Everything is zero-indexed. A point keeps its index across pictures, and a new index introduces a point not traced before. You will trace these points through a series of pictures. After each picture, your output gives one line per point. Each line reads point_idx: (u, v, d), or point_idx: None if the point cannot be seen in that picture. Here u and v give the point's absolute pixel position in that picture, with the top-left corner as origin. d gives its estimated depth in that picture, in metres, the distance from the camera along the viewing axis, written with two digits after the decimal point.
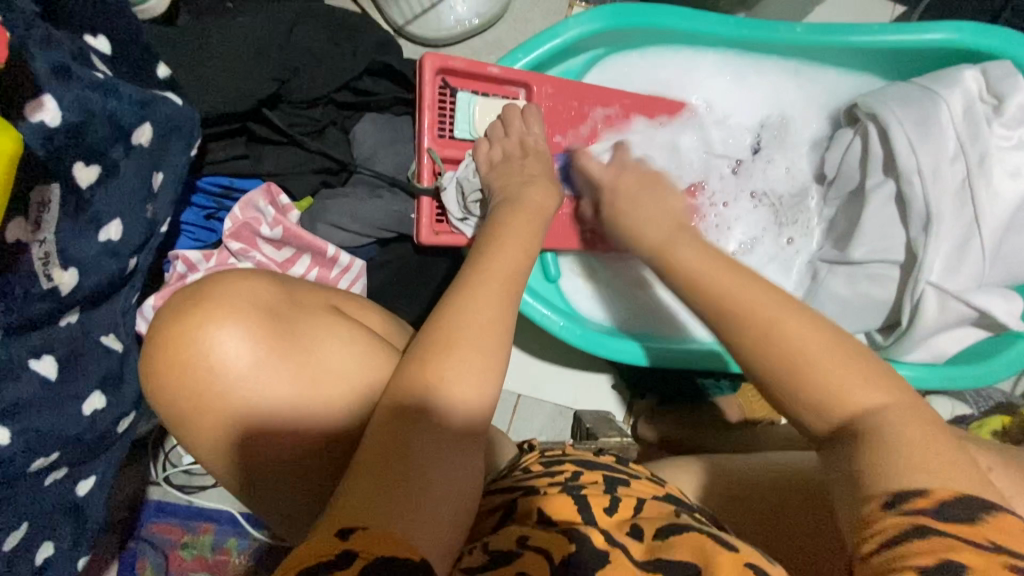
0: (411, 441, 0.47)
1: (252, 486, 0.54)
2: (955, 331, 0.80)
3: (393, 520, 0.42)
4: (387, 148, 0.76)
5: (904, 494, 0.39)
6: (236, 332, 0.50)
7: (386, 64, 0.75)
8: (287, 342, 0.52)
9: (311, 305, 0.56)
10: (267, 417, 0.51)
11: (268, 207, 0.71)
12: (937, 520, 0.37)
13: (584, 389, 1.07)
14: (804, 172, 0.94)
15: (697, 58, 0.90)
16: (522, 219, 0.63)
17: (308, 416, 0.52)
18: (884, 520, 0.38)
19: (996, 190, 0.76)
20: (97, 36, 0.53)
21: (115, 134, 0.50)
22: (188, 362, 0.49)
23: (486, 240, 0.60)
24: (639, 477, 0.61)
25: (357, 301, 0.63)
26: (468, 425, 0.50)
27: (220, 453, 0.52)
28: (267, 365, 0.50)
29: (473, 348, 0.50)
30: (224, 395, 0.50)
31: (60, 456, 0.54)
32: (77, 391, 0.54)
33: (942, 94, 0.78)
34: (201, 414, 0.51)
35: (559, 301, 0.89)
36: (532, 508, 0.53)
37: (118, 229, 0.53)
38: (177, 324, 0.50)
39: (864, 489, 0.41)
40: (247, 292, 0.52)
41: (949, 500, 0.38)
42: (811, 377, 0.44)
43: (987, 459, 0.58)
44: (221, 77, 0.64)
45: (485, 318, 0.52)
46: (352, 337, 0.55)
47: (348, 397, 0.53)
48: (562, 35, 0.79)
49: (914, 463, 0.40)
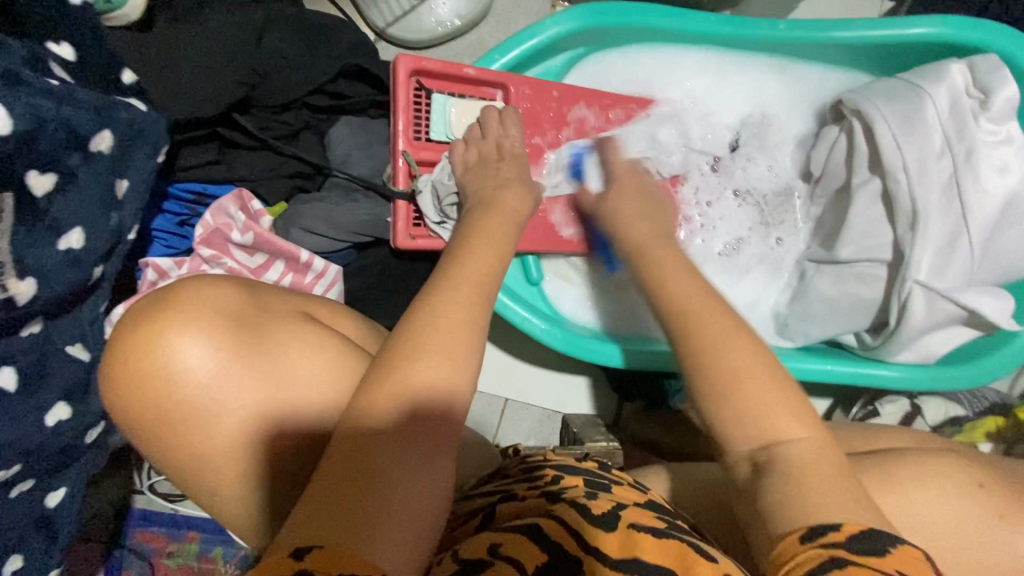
0: (378, 453, 0.46)
1: (212, 496, 0.52)
2: (943, 331, 0.78)
3: (352, 534, 0.41)
4: (361, 150, 0.76)
5: (817, 530, 0.39)
6: (196, 341, 0.49)
7: (360, 66, 0.74)
8: (249, 350, 0.50)
9: (279, 310, 0.55)
10: (229, 426, 0.50)
11: (239, 213, 0.70)
12: (852, 551, 0.38)
13: (572, 393, 1.06)
14: (790, 170, 0.93)
15: (679, 56, 0.89)
16: (495, 224, 0.62)
17: (272, 427, 0.51)
18: (801, 553, 0.38)
19: (983, 185, 0.74)
20: (61, 43, 0.53)
21: (72, 142, 0.49)
22: (147, 372, 0.48)
23: (459, 245, 0.59)
24: (621, 483, 0.60)
25: (329, 305, 0.62)
26: (436, 434, 0.48)
27: (182, 464, 0.51)
28: (233, 374, 0.50)
29: (441, 354, 0.49)
30: (185, 405, 0.49)
31: (23, 468, 0.53)
32: (40, 403, 0.53)
33: (928, 90, 0.76)
34: (160, 426, 0.50)
35: (540, 304, 0.88)
36: (509, 513, 0.53)
37: (80, 237, 0.52)
38: (140, 332, 0.49)
39: (774, 531, 0.41)
40: (211, 299, 0.51)
41: (857, 533, 0.39)
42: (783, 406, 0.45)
43: (975, 473, 0.57)
44: (190, 82, 0.63)
45: (456, 324, 0.51)
46: (319, 344, 0.54)
47: (313, 405, 0.52)
48: (539, 35, 0.78)
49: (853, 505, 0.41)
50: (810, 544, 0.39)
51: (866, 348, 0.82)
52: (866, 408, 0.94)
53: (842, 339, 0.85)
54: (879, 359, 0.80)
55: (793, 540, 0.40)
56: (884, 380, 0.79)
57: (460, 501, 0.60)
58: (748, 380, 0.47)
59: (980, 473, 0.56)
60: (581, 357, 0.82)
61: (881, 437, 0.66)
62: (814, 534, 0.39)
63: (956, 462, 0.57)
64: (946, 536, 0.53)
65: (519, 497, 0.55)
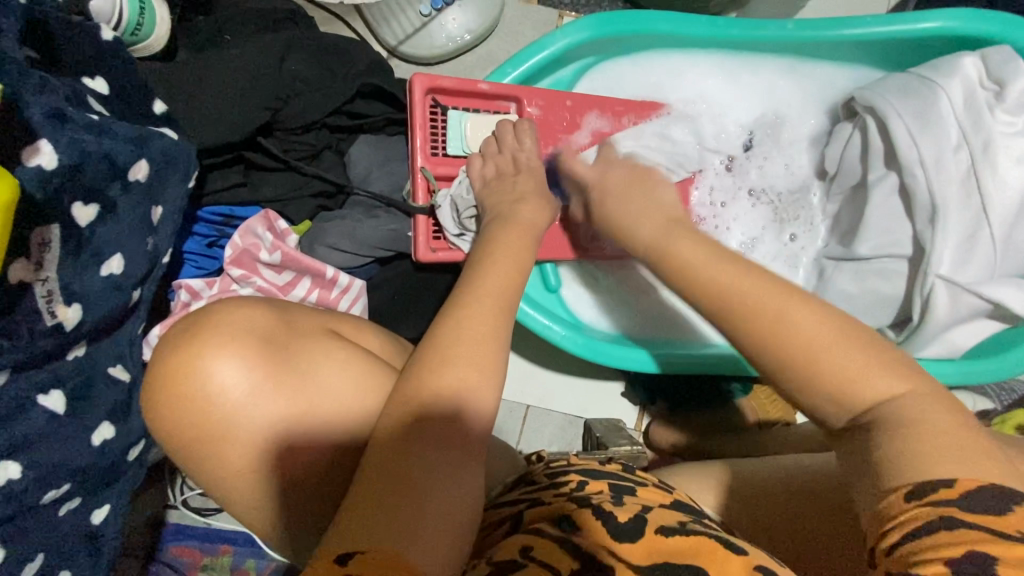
0: (411, 464, 0.47)
1: (253, 510, 0.54)
2: (969, 324, 0.78)
3: (392, 543, 0.42)
4: (380, 168, 0.77)
5: (927, 486, 0.39)
6: (232, 362, 0.51)
7: (377, 86, 0.76)
8: (282, 368, 0.52)
9: (307, 328, 0.57)
10: (268, 443, 0.52)
11: (267, 233, 0.71)
12: (967, 510, 0.38)
13: (592, 398, 1.07)
14: (805, 168, 0.93)
15: (688, 60, 0.90)
16: (515, 236, 0.63)
17: (308, 443, 0.53)
18: (907, 510, 0.39)
19: (1002, 177, 0.74)
20: (96, 78, 0.56)
21: (112, 173, 0.51)
22: (188, 392, 0.50)
23: (478, 257, 0.60)
24: (646, 485, 0.61)
25: (353, 322, 0.64)
26: (466, 445, 0.50)
27: (224, 480, 0.53)
28: (266, 392, 0.51)
29: (467, 365, 0.51)
30: (224, 424, 0.51)
31: (72, 487, 0.55)
32: (86, 423, 0.55)
33: (941, 83, 0.76)
34: (202, 446, 0.51)
35: (560, 311, 0.88)
36: (538, 517, 0.54)
37: (120, 263, 0.55)
38: (176, 355, 0.51)
39: (885, 480, 0.41)
40: (242, 320, 0.53)
41: (975, 491, 0.38)
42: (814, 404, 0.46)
43: None
44: (215, 109, 0.66)
45: (477, 335, 0.52)
46: (347, 359, 0.55)
47: (346, 420, 0.54)
48: (549, 47, 0.79)
49: (937, 457, 0.40)
50: (918, 502, 0.39)
51: None
52: None
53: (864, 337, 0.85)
54: (905, 354, 0.80)
55: (900, 495, 0.40)
56: None
57: (488, 509, 0.61)
58: (773, 381, 0.47)
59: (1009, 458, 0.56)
60: (600, 362, 0.83)
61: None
62: (927, 491, 0.39)
63: None
64: None
65: (547, 501, 0.56)
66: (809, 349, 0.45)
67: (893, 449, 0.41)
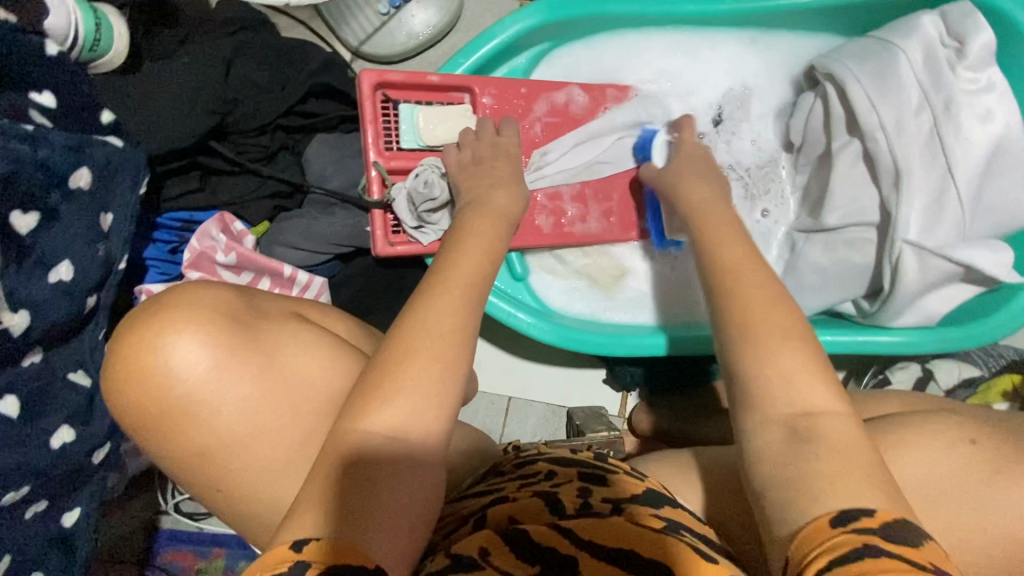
0: (368, 453, 0.46)
1: (204, 494, 0.55)
2: (943, 290, 0.76)
3: (347, 523, 0.43)
4: (335, 165, 0.78)
5: (847, 516, 0.40)
6: (197, 341, 0.50)
7: (328, 85, 0.77)
8: (247, 348, 0.52)
9: (274, 314, 0.57)
10: (230, 423, 0.52)
11: (221, 235, 0.72)
12: (884, 538, 0.39)
13: (575, 387, 1.06)
14: (773, 141, 0.91)
15: (645, 38, 0.88)
16: (486, 220, 0.62)
17: (270, 424, 0.53)
18: (834, 537, 0.39)
19: (966, 135, 0.72)
20: (42, 92, 0.58)
21: (50, 181, 0.54)
22: (149, 370, 0.50)
23: (450, 243, 0.58)
24: (618, 472, 0.62)
25: (325, 309, 0.64)
26: (427, 435, 0.47)
27: (175, 468, 0.53)
28: (232, 373, 0.51)
29: (427, 357, 0.48)
30: (186, 402, 0.51)
31: (32, 490, 0.57)
32: (43, 427, 0.57)
33: (899, 44, 0.74)
34: (163, 423, 0.51)
35: (529, 300, 0.88)
36: (502, 515, 0.55)
37: (69, 270, 0.56)
38: (140, 332, 0.50)
39: (803, 512, 0.42)
40: (206, 302, 0.53)
41: (892, 522, 0.40)
42: (801, 398, 0.47)
43: (967, 430, 0.57)
44: (163, 116, 0.67)
45: (439, 332, 0.49)
46: (313, 341, 0.56)
47: (308, 401, 0.54)
48: (499, 35, 0.79)
49: (853, 486, 0.42)
50: (842, 529, 0.40)
51: (866, 315, 0.79)
52: (876, 377, 0.91)
53: (841, 308, 0.83)
54: (879, 325, 0.78)
55: (823, 524, 0.40)
56: (884, 346, 0.77)
57: (452, 501, 0.62)
58: None
59: (973, 431, 0.56)
60: (571, 347, 0.83)
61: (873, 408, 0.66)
62: (847, 519, 0.40)
63: (948, 427, 0.57)
64: (942, 498, 0.53)
65: (511, 498, 0.57)
66: None
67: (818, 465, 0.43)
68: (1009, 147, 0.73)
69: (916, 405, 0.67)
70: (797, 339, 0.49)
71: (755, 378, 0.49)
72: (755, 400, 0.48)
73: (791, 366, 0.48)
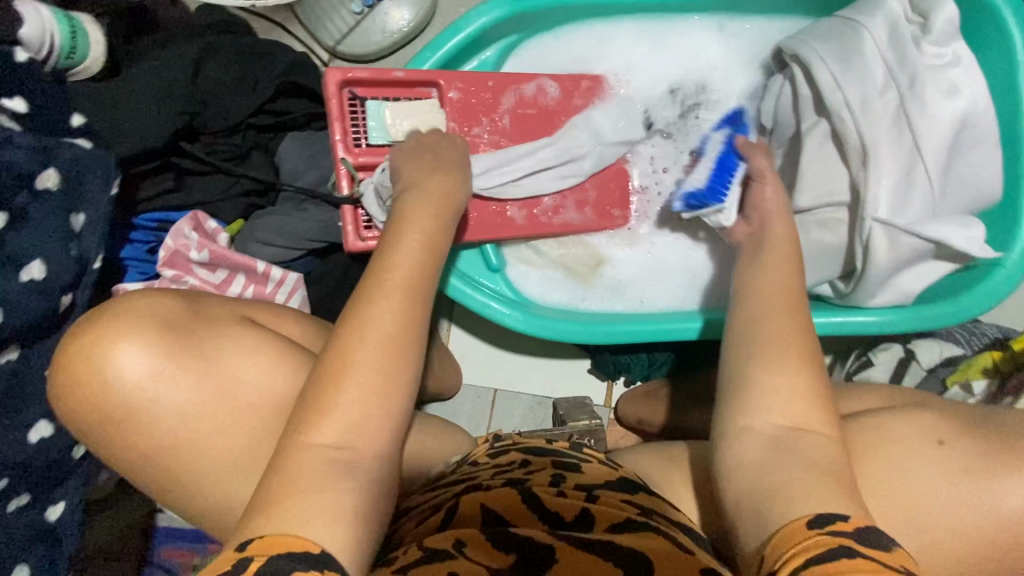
0: (318, 449, 0.46)
1: (161, 492, 0.56)
2: (917, 268, 0.75)
3: (288, 518, 0.42)
4: (306, 163, 0.79)
5: (823, 518, 0.43)
6: (133, 349, 0.52)
7: (297, 83, 0.78)
8: (186, 354, 0.54)
9: (219, 318, 0.58)
10: (171, 428, 0.53)
11: (193, 233, 0.74)
12: (858, 542, 0.41)
13: (560, 377, 1.06)
14: (747, 125, 0.91)
15: (613, 28, 0.89)
16: (418, 208, 0.59)
17: (211, 429, 0.54)
18: (810, 538, 0.41)
19: (932, 111, 0.71)
20: (14, 98, 0.60)
21: (15, 181, 0.57)
22: (89, 378, 0.51)
23: (389, 236, 0.57)
24: (590, 461, 0.65)
25: (268, 308, 0.65)
26: (379, 430, 0.48)
27: (136, 467, 0.54)
28: (174, 379, 0.53)
29: (376, 348, 0.49)
30: (126, 409, 0.52)
31: (11, 482, 0.59)
32: (21, 421, 0.59)
33: (864, 23, 0.74)
34: (106, 429, 0.53)
35: (506, 290, 0.89)
36: (474, 507, 0.55)
37: (42, 268, 0.59)
38: (81, 345, 0.52)
39: (784, 519, 0.44)
40: (147, 310, 0.54)
41: (864, 528, 0.42)
42: (755, 413, 0.51)
43: (936, 429, 0.57)
44: (132, 119, 0.68)
45: (379, 339, 0.49)
46: (257, 344, 0.57)
47: (246, 404, 0.55)
48: (464, 29, 0.80)
49: (814, 492, 0.45)
50: (818, 529, 0.42)
51: (840, 295, 0.79)
52: (860, 359, 0.90)
53: (818, 291, 0.83)
54: (855, 305, 0.78)
55: (801, 524, 0.43)
56: (863, 326, 0.77)
57: (425, 493, 0.63)
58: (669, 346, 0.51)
59: (941, 430, 0.56)
60: (544, 336, 0.83)
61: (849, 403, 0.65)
62: (823, 522, 0.42)
63: (921, 425, 0.57)
64: (897, 475, 0.54)
65: (483, 488, 0.57)
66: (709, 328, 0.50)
67: (790, 479, 0.46)
68: (976, 123, 0.73)
69: (898, 399, 0.65)
70: (790, 356, 0.53)
71: (747, 389, 0.52)
72: (737, 396, 0.53)
73: (760, 366, 0.52)
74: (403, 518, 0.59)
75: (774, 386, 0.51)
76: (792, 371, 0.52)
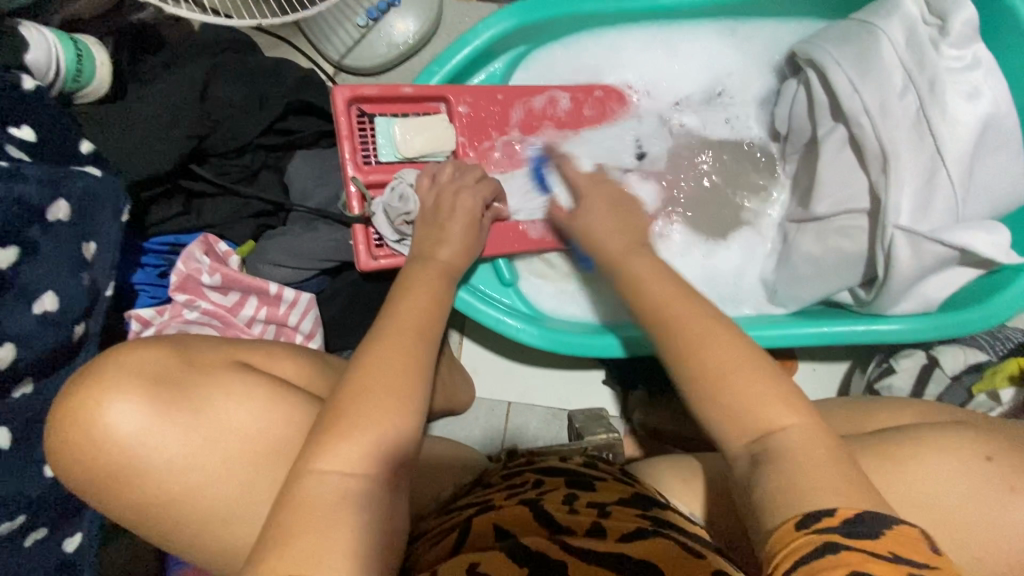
0: (325, 488, 0.46)
1: (162, 543, 0.54)
2: (942, 275, 0.74)
3: (296, 560, 0.42)
4: (316, 182, 0.78)
5: (813, 516, 0.40)
6: (120, 406, 0.50)
7: (305, 102, 0.77)
8: (176, 408, 0.52)
9: (210, 365, 0.56)
10: (165, 480, 0.51)
11: (205, 257, 0.73)
12: (849, 538, 0.38)
13: (574, 389, 1.05)
14: (760, 130, 0.89)
15: (622, 36, 0.87)
16: (443, 270, 0.62)
17: (201, 481, 0.52)
18: (797, 538, 0.39)
19: (953, 115, 0.70)
20: (21, 127, 0.59)
21: (27, 215, 0.56)
22: (79, 441, 0.50)
23: (400, 284, 0.59)
24: (605, 480, 0.62)
25: (265, 348, 0.63)
26: (385, 465, 0.48)
27: (138, 517, 0.52)
28: (164, 435, 0.51)
29: (383, 388, 0.49)
30: (116, 467, 0.50)
31: (27, 518, 0.58)
32: (35, 455, 0.58)
33: (881, 25, 0.72)
34: (105, 489, 0.51)
35: (520, 306, 0.88)
36: (486, 524, 0.54)
37: (54, 300, 0.58)
38: (67, 407, 0.50)
39: (772, 521, 0.42)
40: (135, 364, 0.53)
41: (853, 517, 0.40)
42: (763, 422, 0.46)
43: (987, 445, 0.54)
44: (142, 143, 0.67)
45: (393, 375, 0.50)
46: (246, 393, 0.55)
47: (239, 453, 0.54)
48: (472, 42, 0.79)
49: (822, 485, 0.42)
50: (807, 530, 0.39)
51: (862, 304, 0.77)
52: (881, 366, 0.88)
53: (839, 298, 0.81)
54: (878, 314, 0.76)
55: (790, 526, 0.40)
56: (888, 334, 0.75)
57: (439, 516, 0.61)
58: (692, 362, 0.49)
59: (990, 446, 0.54)
60: (561, 351, 0.82)
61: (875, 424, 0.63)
62: (812, 520, 0.40)
63: (955, 439, 0.55)
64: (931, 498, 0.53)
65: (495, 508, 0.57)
66: (717, 363, 0.49)
67: (783, 476, 0.43)
68: (998, 124, 0.71)
69: (932, 418, 0.63)
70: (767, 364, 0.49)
71: (704, 410, 0.49)
72: (717, 407, 0.48)
73: (749, 381, 0.47)
74: (415, 543, 0.58)
75: (735, 396, 0.47)
76: (741, 382, 0.47)
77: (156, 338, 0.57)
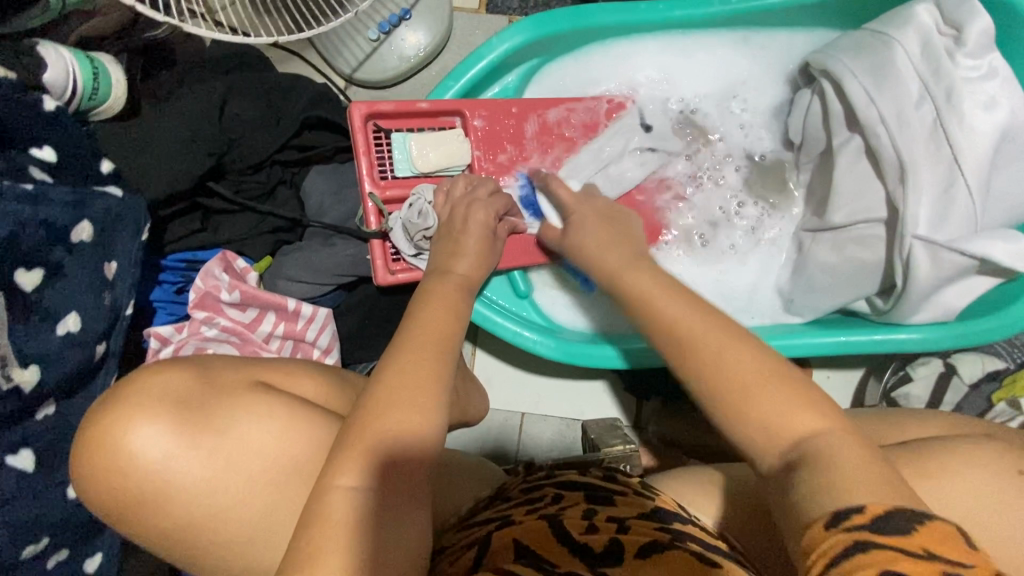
0: (349, 505, 0.45)
1: (186, 563, 0.54)
2: (961, 284, 0.73)
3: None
4: (333, 197, 0.78)
5: (842, 513, 0.38)
6: (146, 430, 0.50)
7: (321, 118, 0.78)
8: (200, 431, 0.52)
9: (232, 386, 0.56)
10: (191, 502, 0.51)
11: (224, 274, 0.73)
12: (879, 534, 0.36)
13: (589, 399, 1.05)
14: (773, 139, 0.90)
15: (634, 47, 0.88)
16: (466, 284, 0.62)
17: (225, 500, 0.52)
18: (827, 537, 0.38)
19: (970, 125, 0.70)
20: (43, 147, 0.59)
21: (52, 237, 0.56)
22: (106, 466, 0.50)
23: (418, 297, 0.59)
24: (626, 493, 0.60)
25: (285, 367, 0.62)
26: (409, 482, 0.48)
27: (162, 539, 0.52)
28: (190, 460, 0.51)
29: (406, 404, 0.49)
30: (141, 491, 0.50)
31: (51, 540, 0.57)
32: (59, 476, 0.58)
33: (895, 36, 0.72)
34: (129, 513, 0.51)
35: (536, 318, 0.88)
36: (505, 543, 0.53)
37: (77, 320, 0.58)
38: (94, 432, 0.50)
39: (801, 519, 0.40)
40: (160, 387, 0.53)
41: (884, 514, 0.37)
42: (791, 435, 0.44)
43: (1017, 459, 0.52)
44: (159, 161, 0.67)
45: (416, 389, 0.50)
46: (269, 412, 0.55)
47: (263, 472, 0.54)
48: (487, 56, 0.79)
49: (854, 482, 0.40)
50: (835, 529, 0.38)
51: (880, 313, 0.77)
52: (897, 373, 0.88)
53: (855, 307, 0.81)
54: (893, 323, 0.76)
55: (820, 527, 0.38)
56: (908, 343, 0.75)
57: (460, 531, 0.60)
58: (734, 372, 0.46)
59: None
60: (576, 363, 0.82)
61: (904, 433, 0.61)
62: (839, 518, 0.38)
63: (993, 450, 0.53)
64: None
65: (515, 522, 0.56)
66: (754, 365, 0.46)
67: (811, 481, 0.41)
68: (1015, 134, 0.71)
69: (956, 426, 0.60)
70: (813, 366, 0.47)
71: (741, 398, 0.46)
72: (749, 405, 0.45)
73: (793, 386, 0.44)
74: (437, 559, 0.57)
75: (767, 390, 0.44)
76: (786, 375, 0.44)
77: (178, 360, 0.56)
